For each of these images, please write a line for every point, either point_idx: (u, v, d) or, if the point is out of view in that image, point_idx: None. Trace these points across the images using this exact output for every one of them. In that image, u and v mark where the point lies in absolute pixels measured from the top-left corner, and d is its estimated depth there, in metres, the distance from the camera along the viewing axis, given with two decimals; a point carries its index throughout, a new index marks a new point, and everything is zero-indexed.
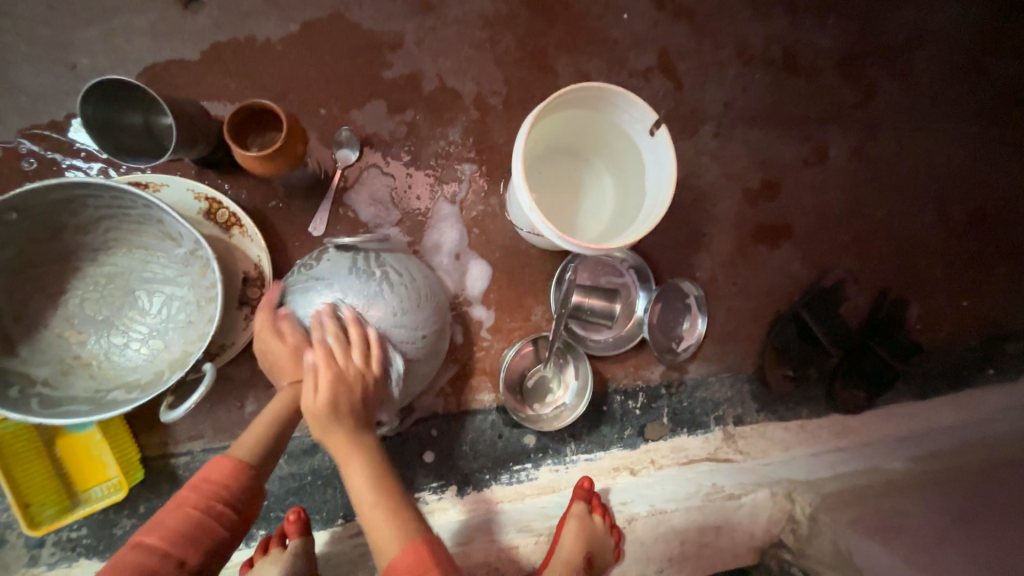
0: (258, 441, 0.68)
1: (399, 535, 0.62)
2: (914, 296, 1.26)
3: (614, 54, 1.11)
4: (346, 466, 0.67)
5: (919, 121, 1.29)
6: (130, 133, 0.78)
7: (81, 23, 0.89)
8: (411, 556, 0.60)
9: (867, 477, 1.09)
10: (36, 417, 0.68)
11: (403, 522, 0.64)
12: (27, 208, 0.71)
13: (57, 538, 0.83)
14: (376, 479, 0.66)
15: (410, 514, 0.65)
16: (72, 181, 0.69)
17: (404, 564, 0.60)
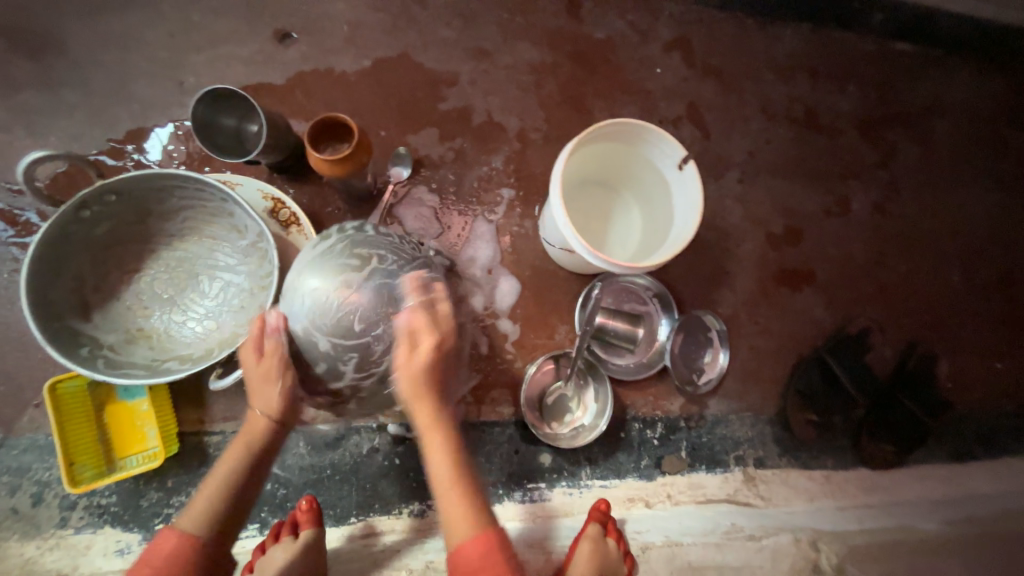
0: (203, 515, 0.70)
1: (473, 523, 0.67)
2: (943, 353, 1.25)
3: (647, 103, 1.22)
4: (428, 442, 0.69)
5: (941, 183, 1.33)
6: (224, 136, 0.91)
7: (193, 49, 1.05)
8: (481, 545, 0.66)
9: (898, 534, 1.03)
10: (102, 374, 0.77)
11: (477, 510, 0.68)
12: (124, 192, 0.82)
13: (88, 503, 0.87)
14: (455, 466, 0.70)
15: (485, 506, 0.70)
16: (167, 172, 0.81)
17: (475, 550, 0.66)
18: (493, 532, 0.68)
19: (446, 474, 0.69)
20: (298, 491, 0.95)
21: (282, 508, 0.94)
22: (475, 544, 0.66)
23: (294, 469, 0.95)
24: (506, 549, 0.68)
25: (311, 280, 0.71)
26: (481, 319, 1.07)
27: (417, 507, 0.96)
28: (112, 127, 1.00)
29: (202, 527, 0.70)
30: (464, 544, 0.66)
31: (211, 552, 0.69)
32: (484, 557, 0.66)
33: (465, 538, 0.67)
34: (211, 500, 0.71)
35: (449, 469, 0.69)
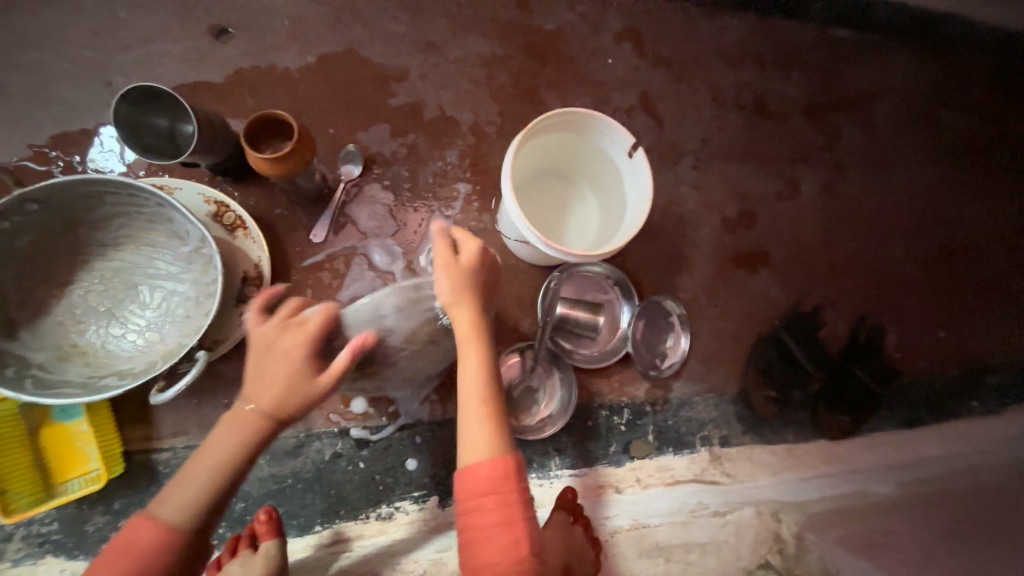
0: (193, 506, 0.65)
1: (495, 444, 0.68)
2: (890, 325, 1.31)
3: (599, 93, 1.23)
4: (463, 350, 0.72)
5: (882, 163, 1.40)
6: (149, 135, 0.86)
7: (121, 48, 1.00)
8: (497, 467, 0.66)
9: (853, 500, 1.07)
10: (29, 396, 0.72)
11: (497, 432, 0.69)
12: (47, 200, 0.77)
13: (27, 532, 0.82)
14: (487, 381, 0.72)
15: (506, 432, 0.70)
16: (94, 178, 0.76)
17: (490, 470, 0.66)
18: (510, 460, 0.67)
19: (476, 398, 0.70)
20: (259, 503, 0.92)
21: (240, 521, 0.91)
22: (490, 465, 0.66)
23: (255, 480, 0.92)
24: (518, 482, 0.67)
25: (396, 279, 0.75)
26: None
27: (384, 510, 0.95)
28: (33, 131, 0.94)
29: (188, 520, 0.65)
30: (478, 463, 0.67)
31: (198, 539, 0.67)
32: (500, 479, 0.66)
33: (479, 459, 0.67)
34: (204, 488, 0.66)
35: (481, 382, 0.71)
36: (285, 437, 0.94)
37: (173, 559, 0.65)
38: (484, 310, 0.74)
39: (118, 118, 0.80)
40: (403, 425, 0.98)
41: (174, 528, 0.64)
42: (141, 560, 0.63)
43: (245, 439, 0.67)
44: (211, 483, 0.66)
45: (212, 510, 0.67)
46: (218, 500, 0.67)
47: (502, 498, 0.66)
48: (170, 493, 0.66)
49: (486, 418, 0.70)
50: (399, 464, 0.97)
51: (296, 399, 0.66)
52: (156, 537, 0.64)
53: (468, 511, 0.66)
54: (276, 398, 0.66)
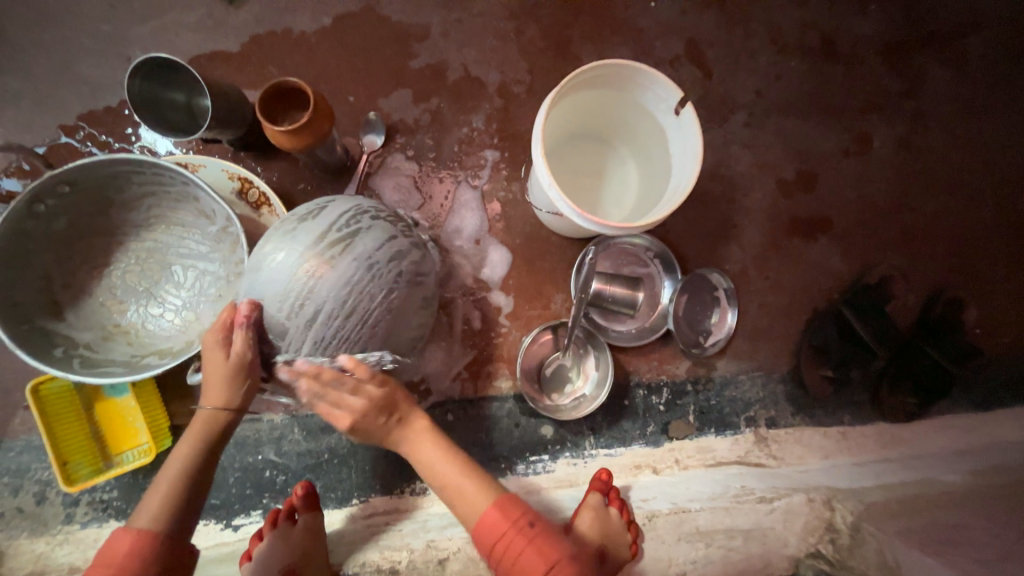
0: (162, 506, 0.70)
1: (484, 497, 0.75)
2: (971, 298, 1.16)
3: (640, 42, 1.10)
4: (416, 447, 0.78)
5: (975, 111, 1.20)
6: (161, 105, 0.82)
7: (139, 20, 0.97)
8: (498, 511, 0.74)
9: (918, 487, 0.97)
10: (76, 375, 0.74)
11: (482, 487, 0.76)
12: (77, 182, 0.77)
13: (91, 498, 0.88)
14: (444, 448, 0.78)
15: (486, 480, 0.77)
16: (118, 157, 0.75)
17: (493, 518, 0.73)
18: (503, 498, 0.75)
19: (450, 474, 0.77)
20: (298, 476, 0.94)
21: (282, 492, 0.93)
22: (489, 514, 0.73)
23: (293, 454, 0.94)
24: (518, 512, 0.74)
25: (264, 260, 0.66)
26: (471, 292, 1.01)
27: (419, 485, 0.95)
28: (62, 111, 0.94)
29: (160, 520, 0.69)
30: (485, 514, 0.74)
31: (173, 540, 0.69)
32: (502, 521, 0.73)
33: (480, 514, 0.74)
34: (171, 488, 0.72)
35: (446, 464, 0.77)
36: (320, 413, 0.95)
37: (150, 562, 0.67)
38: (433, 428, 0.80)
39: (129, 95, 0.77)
40: (434, 403, 1.00)
41: (147, 528, 0.68)
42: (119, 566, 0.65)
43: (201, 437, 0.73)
44: (175, 482, 0.72)
45: (181, 508, 0.71)
46: (186, 499, 0.72)
47: (514, 535, 0.72)
48: (144, 503, 0.71)
49: (467, 479, 0.76)
50: None
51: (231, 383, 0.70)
52: (131, 542, 0.67)
53: (503, 564, 0.72)
54: (217, 393, 0.70)
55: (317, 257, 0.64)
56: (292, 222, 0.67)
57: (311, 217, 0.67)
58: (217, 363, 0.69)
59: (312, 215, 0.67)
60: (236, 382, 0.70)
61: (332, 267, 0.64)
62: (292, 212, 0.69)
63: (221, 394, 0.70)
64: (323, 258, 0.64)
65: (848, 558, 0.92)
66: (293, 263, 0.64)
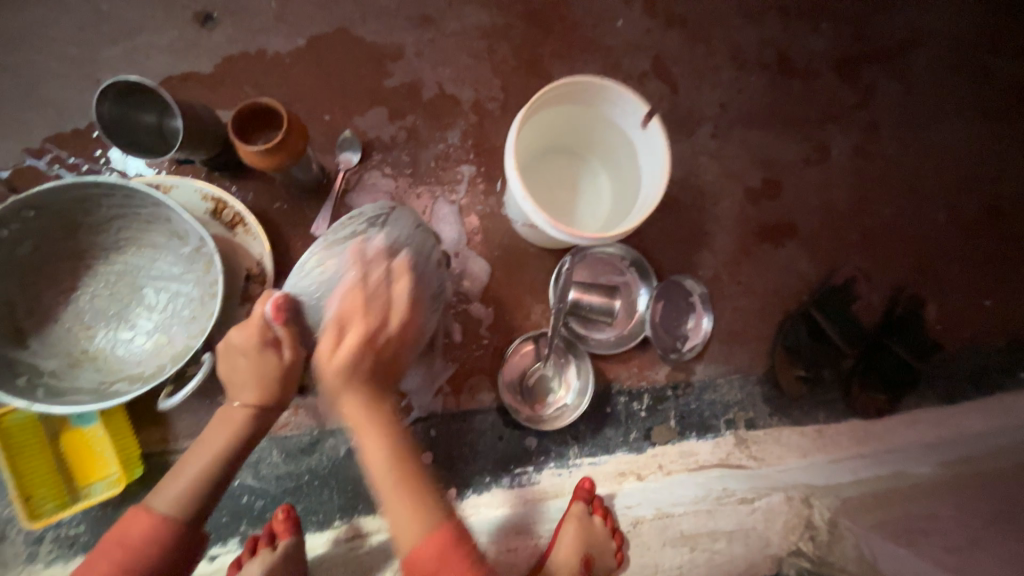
0: (182, 498, 0.70)
1: (425, 525, 0.64)
2: (931, 295, 1.22)
3: (608, 60, 1.15)
4: (361, 434, 0.66)
5: (922, 119, 1.28)
6: (117, 127, 0.79)
7: (107, 42, 0.97)
8: (433, 546, 0.63)
9: (892, 481, 1.01)
10: (40, 405, 0.71)
11: (423, 510, 0.65)
12: (43, 206, 0.76)
13: (56, 534, 0.84)
14: (399, 448, 0.67)
15: (433, 505, 0.66)
16: (85, 180, 0.74)
17: (428, 552, 0.63)
18: (445, 529, 0.65)
19: (387, 489, 0.66)
20: (277, 500, 0.92)
21: (260, 518, 0.91)
22: (427, 544, 0.63)
23: (272, 478, 0.92)
24: (467, 539, 0.66)
25: (319, 257, 0.70)
26: (452, 305, 1.02)
27: None
28: (27, 134, 0.92)
29: (180, 510, 0.69)
30: (417, 547, 0.63)
31: (187, 532, 0.70)
32: (440, 554, 0.63)
33: (415, 543, 0.64)
34: (193, 479, 0.71)
35: (385, 462, 0.67)
36: (299, 434, 0.94)
37: (162, 549, 0.67)
38: (397, 435, 0.68)
39: (111, 144, 0.78)
40: (417, 418, 0.99)
41: (167, 517, 0.68)
42: (136, 546, 0.66)
43: (232, 433, 0.72)
44: (201, 474, 0.71)
45: (202, 502, 0.71)
46: (207, 492, 0.71)
47: (451, 574, 0.63)
48: (164, 485, 0.71)
49: (406, 496, 0.66)
50: (416, 457, 0.98)
51: (272, 384, 0.72)
52: (149, 526, 0.68)
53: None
54: (256, 390, 0.72)
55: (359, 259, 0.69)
56: (358, 223, 0.73)
57: (377, 222, 0.73)
58: (262, 360, 0.71)
59: (378, 221, 0.73)
60: (281, 386, 0.72)
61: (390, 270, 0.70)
62: (356, 212, 0.74)
63: (261, 391, 0.72)
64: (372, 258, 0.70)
65: (827, 553, 0.94)
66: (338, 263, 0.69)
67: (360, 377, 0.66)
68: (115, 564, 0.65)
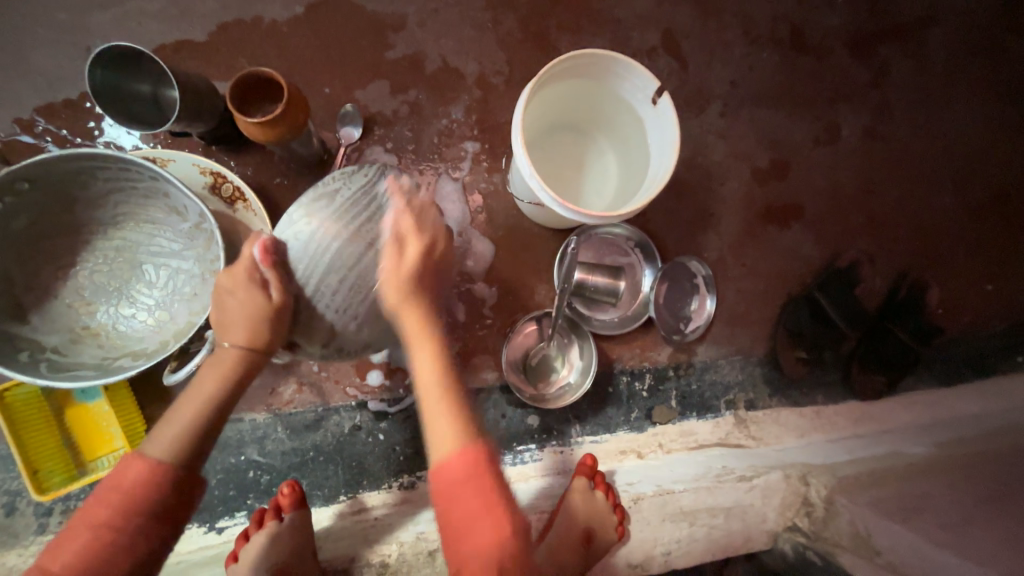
0: (179, 438, 0.66)
1: (455, 437, 0.63)
2: (934, 279, 1.22)
3: (617, 33, 1.11)
4: (415, 346, 0.67)
5: (935, 99, 1.25)
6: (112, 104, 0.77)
7: (97, 8, 0.93)
8: (464, 462, 0.62)
9: (884, 461, 1.03)
10: (43, 380, 0.71)
11: (461, 425, 0.64)
12: (38, 178, 0.74)
13: (65, 506, 0.85)
14: (443, 359, 0.68)
15: (469, 422, 0.65)
16: (80, 151, 0.72)
17: (456, 467, 0.62)
18: (480, 446, 0.64)
19: (434, 392, 0.66)
20: (283, 475, 0.93)
21: (267, 492, 0.92)
22: (455, 460, 0.62)
23: (277, 453, 0.93)
24: (490, 470, 0.64)
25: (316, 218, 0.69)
26: (455, 285, 1.01)
27: (407, 479, 0.95)
28: (17, 104, 0.89)
29: (176, 453, 0.65)
30: (446, 461, 0.62)
31: (187, 474, 0.66)
32: (468, 471, 0.62)
33: (443, 455, 0.63)
34: (191, 419, 0.67)
35: (437, 379, 0.67)
36: (303, 412, 0.94)
37: (164, 495, 0.64)
38: (449, 355, 0.68)
39: (104, 113, 0.75)
40: (420, 397, 0.96)
41: (163, 461, 0.64)
42: (134, 493, 0.62)
43: (225, 375, 0.69)
44: (198, 414, 0.68)
45: (200, 442, 0.67)
46: (206, 433, 0.68)
47: (477, 489, 0.62)
48: (161, 427, 0.67)
49: (446, 412, 0.65)
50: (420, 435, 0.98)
51: (263, 325, 0.67)
52: (144, 471, 0.64)
53: (454, 528, 0.62)
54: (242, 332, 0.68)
55: (358, 230, 0.68)
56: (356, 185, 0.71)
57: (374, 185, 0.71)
58: (248, 299, 0.67)
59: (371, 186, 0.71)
60: (272, 326, 0.68)
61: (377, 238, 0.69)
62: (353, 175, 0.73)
63: (251, 332, 0.68)
64: (374, 233, 0.68)
65: (822, 529, 0.95)
66: (331, 222, 0.68)
67: (416, 292, 0.67)
68: (117, 506, 0.62)
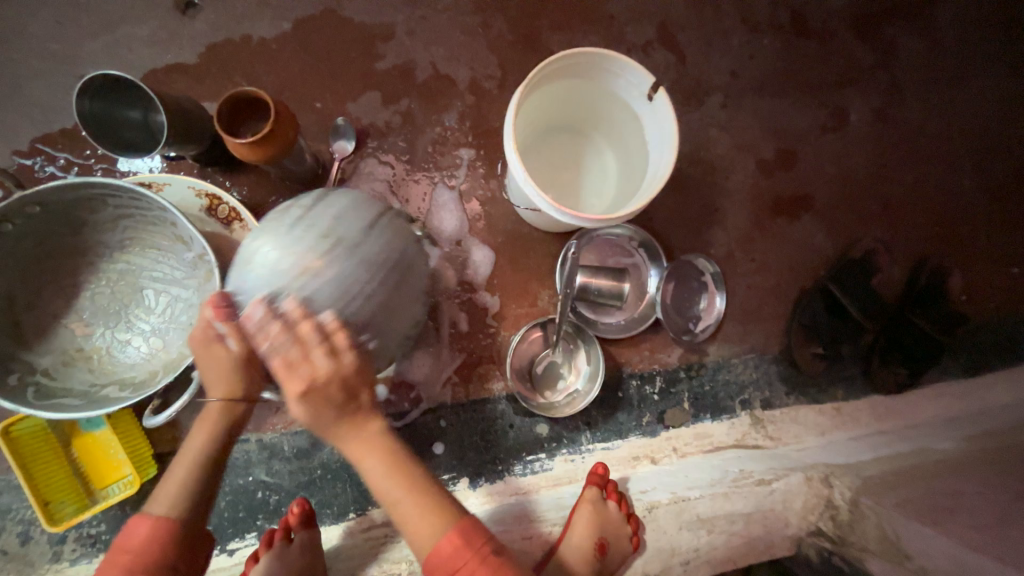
0: (177, 496, 0.68)
1: (437, 524, 0.63)
2: (955, 265, 1.16)
3: (610, 29, 1.09)
4: (359, 455, 0.64)
5: (947, 76, 1.20)
6: (101, 130, 0.77)
7: (88, 36, 0.93)
8: (450, 544, 0.62)
9: (913, 459, 0.96)
10: (28, 408, 0.70)
11: (437, 510, 0.64)
12: (48, 202, 0.74)
13: (78, 534, 0.86)
14: (399, 457, 0.65)
15: (442, 500, 0.65)
16: (90, 181, 0.72)
17: (442, 552, 0.62)
18: (461, 526, 0.63)
19: (396, 494, 0.64)
20: (291, 495, 0.92)
21: (276, 512, 0.92)
22: (445, 544, 0.62)
23: (285, 472, 0.92)
24: (479, 539, 0.63)
25: (259, 250, 0.63)
26: (457, 294, 1.00)
27: None
28: (15, 137, 0.90)
29: (178, 509, 0.67)
30: (436, 547, 0.62)
31: (192, 528, 0.68)
32: (455, 550, 0.62)
33: (435, 542, 0.62)
34: (187, 475, 0.69)
35: (388, 481, 0.64)
36: (309, 429, 0.94)
37: (168, 550, 0.65)
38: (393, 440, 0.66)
39: (95, 143, 0.75)
40: (427, 409, 0.98)
41: (166, 517, 0.67)
42: (141, 552, 0.64)
43: (211, 430, 0.69)
44: (192, 472, 0.69)
45: (200, 498, 0.69)
46: (203, 488, 0.69)
47: (467, 567, 0.61)
48: (159, 489, 0.68)
49: (411, 501, 0.64)
50: (427, 448, 0.98)
51: (234, 378, 0.65)
52: (149, 528, 0.66)
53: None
54: (219, 384, 0.65)
55: (311, 252, 0.63)
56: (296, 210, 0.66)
57: (309, 209, 0.65)
58: (216, 357, 0.64)
59: (309, 210, 0.65)
60: (244, 375, 0.65)
61: (331, 258, 0.63)
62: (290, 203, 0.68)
63: (227, 384, 0.66)
64: (320, 252, 0.63)
65: (848, 533, 0.91)
66: (277, 254, 0.62)
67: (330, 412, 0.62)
68: (121, 568, 0.63)
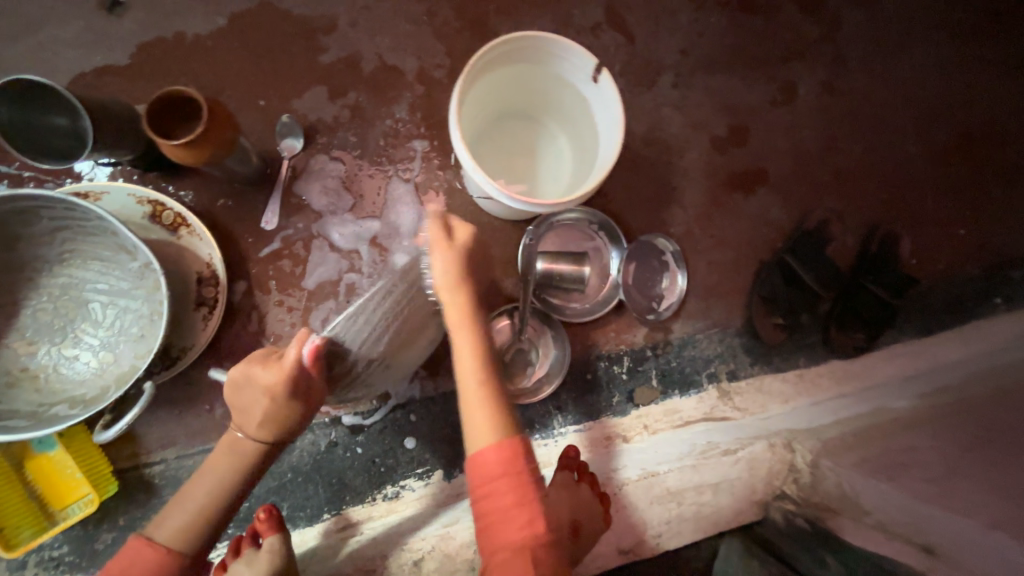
0: (188, 527, 0.68)
1: (495, 433, 0.66)
2: (906, 229, 1.21)
3: (558, 13, 1.08)
4: (456, 334, 0.70)
5: (890, 46, 1.23)
6: (20, 137, 0.73)
7: (7, 41, 0.89)
8: (499, 456, 0.65)
9: (871, 418, 1.00)
10: None
11: (496, 423, 0.67)
12: None
13: (39, 557, 0.84)
14: (481, 360, 0.70)
15: (509, 419, 0.68)
16: (17, 192, 0.68)
17: (493, 459, 0.65)
18: (517, 441, 0.67)
19: (473, 384, 0.69)
20: (262, 500, 0.91)
21: (247, 518, 0.91)
22: (494, 453, 0.65)
23: (254, 479, 0.91)
24: (527, 462, 0.66)
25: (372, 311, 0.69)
26: None
27: (390, 490, 0.94)
28: None
29: (184, 542, 0.67)
30: (482, 452, 0.66)
31: (193, 560, 0.68)
32: (506, 463, 0.65)
33: (483, 447, 0.66)
34: (205, 505, 0.69)
35: (474, 376, 0.69)
36: None
37: None
38: (488, 344, 0.71)
39: (11, 149, 0.71)
40: (395, 406, 0.96)
41: (172, 550, 0.66)
42: None
43: (241, 464, 0.71)
44: (209, 503, 0.69)
45: (208, 530, 0.69)
46: (218, 520, 0.70)
47: (510, 482, 0.64)
48: (167, 515, 0.68)
49: (485, 403, 0.68)
50: (397, 444, 0.96)
51: (289, 425, 0.71)
52: (153, 560, 0.66)
53: (479, 499, 0.65)
54: (263, 426, 0.70)
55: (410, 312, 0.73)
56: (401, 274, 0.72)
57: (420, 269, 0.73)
58: (280, 407, 0.69)
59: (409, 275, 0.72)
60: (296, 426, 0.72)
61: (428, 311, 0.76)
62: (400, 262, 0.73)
63: (270, 430, 0.70)
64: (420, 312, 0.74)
65: (810, 494, 0.94)
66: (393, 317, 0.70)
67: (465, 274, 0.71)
68: None
